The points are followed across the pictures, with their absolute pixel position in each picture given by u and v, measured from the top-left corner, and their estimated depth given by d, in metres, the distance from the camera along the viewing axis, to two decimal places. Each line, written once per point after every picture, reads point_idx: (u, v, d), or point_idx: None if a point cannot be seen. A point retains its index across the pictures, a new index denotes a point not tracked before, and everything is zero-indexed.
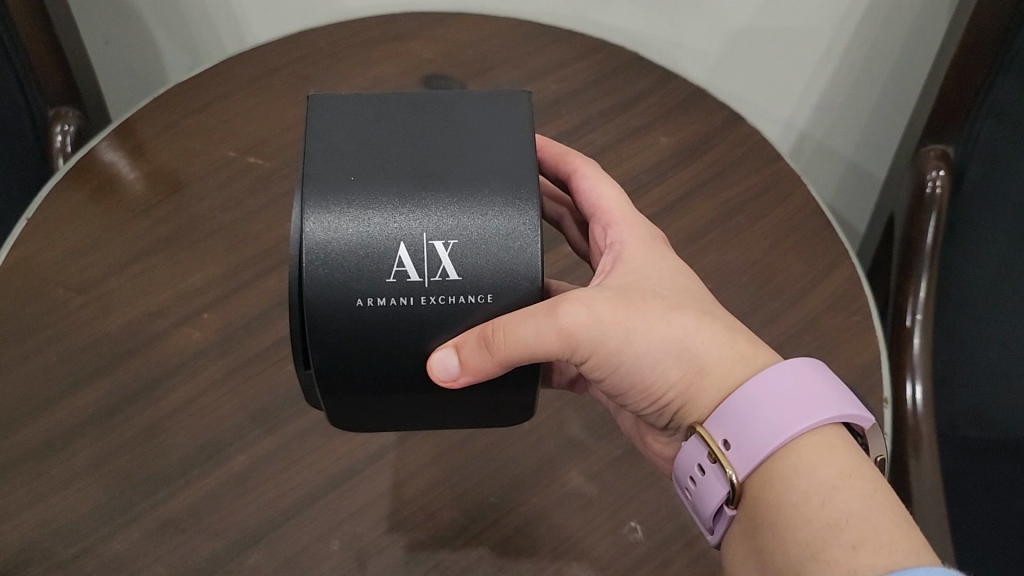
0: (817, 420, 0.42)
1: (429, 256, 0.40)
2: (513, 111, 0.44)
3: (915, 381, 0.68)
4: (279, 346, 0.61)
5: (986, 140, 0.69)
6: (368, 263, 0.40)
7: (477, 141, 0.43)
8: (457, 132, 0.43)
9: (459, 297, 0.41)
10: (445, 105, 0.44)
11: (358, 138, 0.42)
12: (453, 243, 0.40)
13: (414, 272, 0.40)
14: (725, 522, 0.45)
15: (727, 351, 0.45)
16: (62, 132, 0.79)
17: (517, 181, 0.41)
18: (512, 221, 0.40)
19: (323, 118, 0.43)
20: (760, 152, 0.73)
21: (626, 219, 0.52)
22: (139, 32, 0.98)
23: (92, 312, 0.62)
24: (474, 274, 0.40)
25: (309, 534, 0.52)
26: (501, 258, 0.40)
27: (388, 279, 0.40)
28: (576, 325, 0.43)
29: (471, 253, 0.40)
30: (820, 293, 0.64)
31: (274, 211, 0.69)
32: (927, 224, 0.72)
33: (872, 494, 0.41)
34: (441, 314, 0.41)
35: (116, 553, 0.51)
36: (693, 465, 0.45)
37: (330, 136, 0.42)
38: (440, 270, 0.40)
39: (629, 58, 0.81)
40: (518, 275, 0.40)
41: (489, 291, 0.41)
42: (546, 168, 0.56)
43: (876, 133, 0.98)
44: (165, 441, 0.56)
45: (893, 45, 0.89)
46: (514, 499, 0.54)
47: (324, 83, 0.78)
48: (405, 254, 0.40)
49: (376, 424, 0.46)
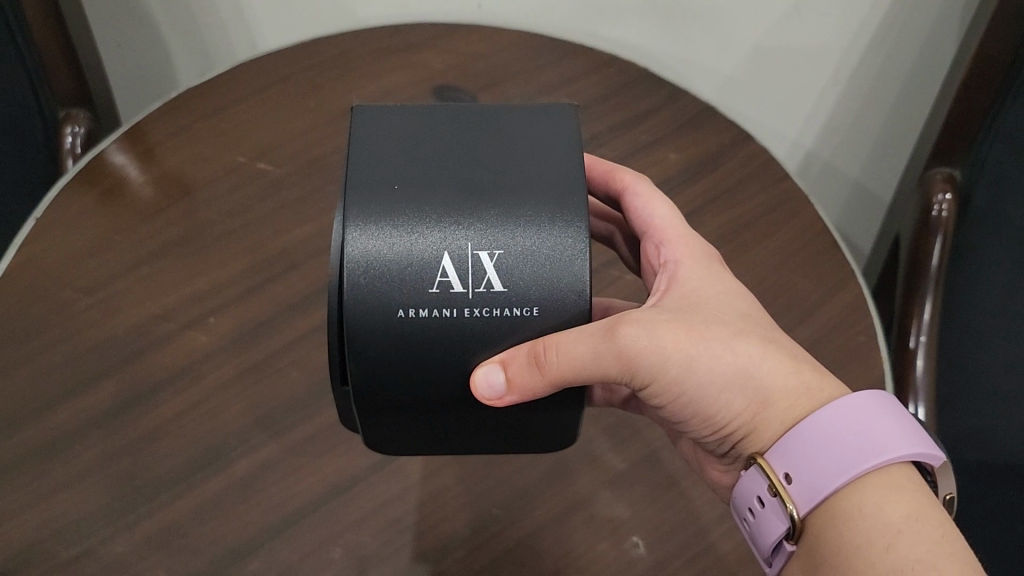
0: (884, 459, 0.42)
1: (473, 266, 0.40)
2: (559, 123, 0.44)
3: (919, 401, 0.69)
4: (285, 351, 0.61)
5: (993, 165, 0.70)
6: (411, 272, 0.40)
7: (522, 150, 0.43)
8: (502, 144, 0.43)
9: (504, 310, 0.40)
10: (489, 117, 0.45)
11: (403, 148, 0.42)
12: (498, 253, 0.40)
13: (458, 282, 0.40)
14: (783, 557, 0.46)
15: (795, 379, 0.46)
16: (73, 134, 0.80)
17: (564, 191, 0.41)
18: (562, 233, 0.40)
19: (367, 127, 0.43)
20: (768, 171, 0.74)
21: (679, 238, 0.53)
22: (151, 36, 0.98)
23: (99, 314, 0.62)
24: (520, 284, 0.40)
25: (312, 541, 0.52)
26: (549, 268, 0.40)
27: (431, 289, 0.40)
28: (635, 348, 0.44)
29: (517, 266, 0.40)
30: (826, 312, 0.64)
31: (282, 217, 0.69)
32: (933, 245, 0.74)
33: (939, 540, 0.41)
34: (486, 329, 0.40)
35: (117, 556, 0.51)
36: (752, 496, 0.47)
37: (374, 144, 0.42)
38: (485, 281, 0.40)
39: (640, 74, 0.81)
40: (564, 286, 0.40)
41: (537, 304, 0.40)
42: (599, 186, 0.58)
43: (885, 158, 0.99)
44: (169, 444, 0.55)
45: (902, 70, 0.90)
46: (518, 510, 0.54)
47: (335, 91, 0.78)
48: (449, 264, 0.40)
49: (412, 445, 0.46)
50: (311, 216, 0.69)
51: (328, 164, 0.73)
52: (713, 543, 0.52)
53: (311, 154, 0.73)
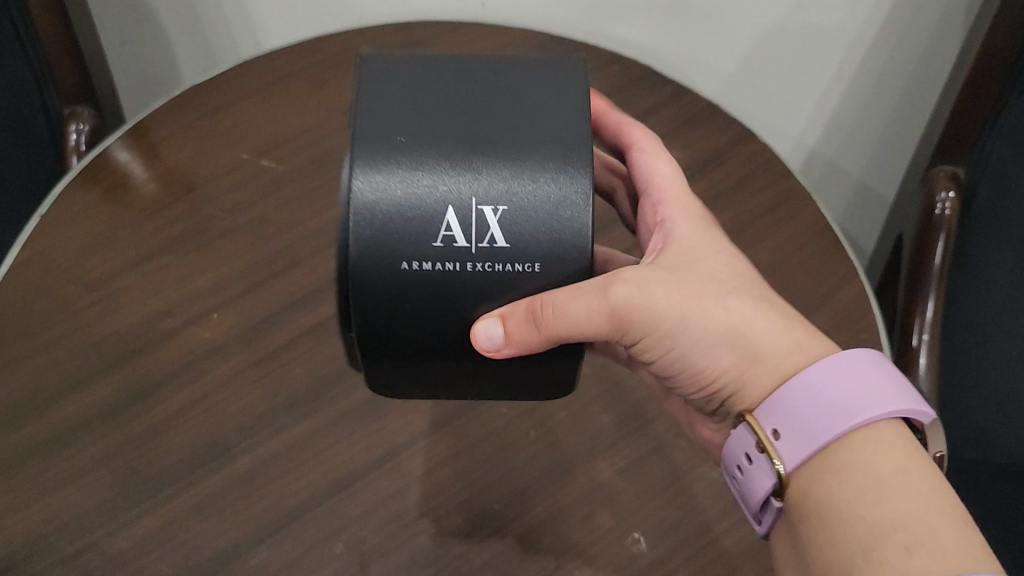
0: (872, 413, 0.42)
1: (476, 220, 0.40)
2: (566, 79, 0.44)
3: (921, 400, 0.68)
4: (289, 347, 0.61)
5: (996, 162, 0.70)
6: (415, 225, 0.40)
7: (528, 107, 0.43)
8: (508, 99, 0.43)
9: (505, 264, 0.41)
10: (496, 69, 0.44)
11: (410, 99, 0.42)
12: (501, 209, 0.40)
13: (462, 236, 0.40)
14: (771, 515, 0.46)
15: (787, 338, 0.46)
16: (77, 131, 0.80)
17: (567, 149, 0.41)
18: (563, 193, 0.40)
19: (376, 78, 0.43)
20: (770, 168, 0.74)
21: (677, 196, 0.53)
22: (156, 34, 0.99)
23: (103, 309, 0.62)
24: (521, 241, 0.40)
25: (314, 536, 0.52)
26: (550, 227, 0.40)
27: (435, 242, 0.40)
28: (628, 305, 0.45)
29: (519, 222, 0.40)
30: (829, 309, 0.64)
31: (287, 213, 0.69)
32: (937, 243, 0.72)
33: (929, 492, 0.41)
34: (487, 281, 0.41)
35: (119, 551, 0.51)
36: (741, 454, 0.47)
37: (382, 96, 0.42)
38: (488, 236, 0.40)
39: (643, 71, 0.82)
40: (564, 243, 0.40)
41: (537, 260, 0.41)
42: (609, 135, 0.58)
43: (889, 155, 0.99)
44: (171, 439, 0.56)
45: (907, 66, 0.90)
46: (520, 505, 0.54)
47: (339, 88, 0.79)
48: (453, 217, 0.40)
49: (411, 390, 0.47)
50: (315, 212, 0.69)
51: (332, 160, 0.73)
52: (715, 539, 0.52)
53: (316, 150, 0.74)
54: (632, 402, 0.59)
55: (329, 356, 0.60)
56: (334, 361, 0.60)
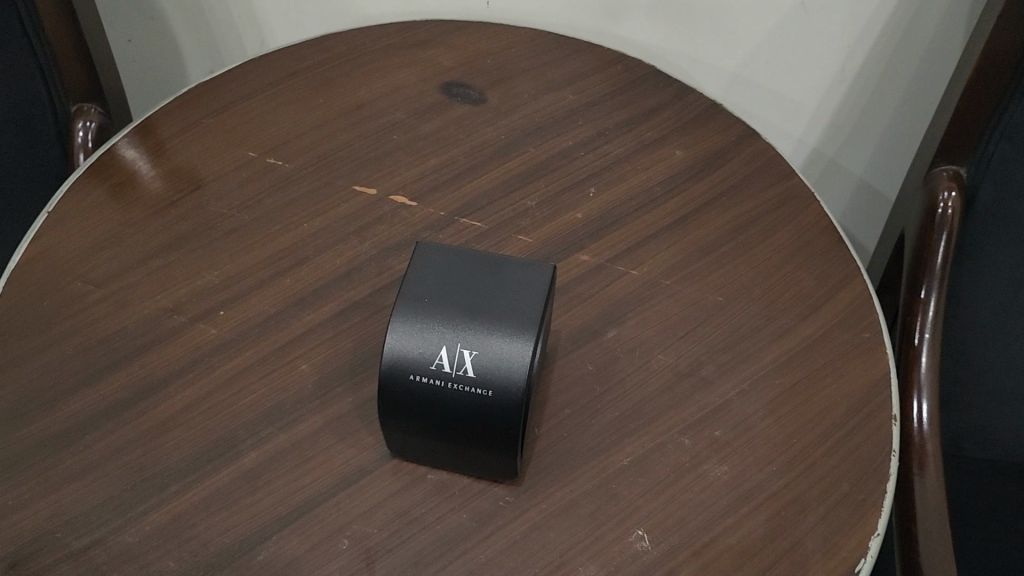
0: None
1: (458, 357, 0.50)
2: (540, 282, 0.53)
3: (922, 399, 0.68)
4: (295, 344, 0.61)
5: (999, 163, 0.71)
6: (419, 353, 0.51)
7: (510, 285, 0.53)
8: (499, 277, 0.53)
9: (472, 390, 0.50)
10: (496, 264, 0.54)
11: (440, 262, 0.54)
12: (477, 352, 0.50)
13: (449, 366, 0.50)
14: None
15: None
16: (85, 128, 0.79)
17: (527, 324, 0.51)
18: (519, 348, 0.50)
19: (424, 249, 0.55)
20: (773, 168, 0.74)
21: None
22: (163, 33, 0.99)
23: (111, 306, 0.62)
24: (486, 374, 0.50)
25: (319, 532, 0.52)
26: (505, 369, 0.50)
27: (431, 365, 0.50)
28: None
29: (488, 360, 0.50)
30: (831, 308, 0.64)
31: (293, 211, 0.69)
32: (938, 243, 0.73)
33: None
34: (461, 400, 0.51)
35: (126, 546, 0.51)
36: None
37: (424, 258, 0.54)
38: (464, 366, 0.50)
39: (646, 72, 0.82)
40: (517, 379, 0.50)
41: (491, 388, 0.50)
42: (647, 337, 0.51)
43: (892, 154, 0.99)
44: (179, 436, 0.56)
45: (910, 63, 0.90)
46: (524, 501, 0.54)
47: (344, 87, 0.79)
48: (445, 350, 0.50)
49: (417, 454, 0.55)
50: (320, 210, 0.70)
51: (338, 159, 0.73)
52: (718, 536, 0.52)
53: (321, 149, 0.74)
54: (635, 398, 0.58)
55: (334, 353, 0.61)
56: (339, 358, 0.60)
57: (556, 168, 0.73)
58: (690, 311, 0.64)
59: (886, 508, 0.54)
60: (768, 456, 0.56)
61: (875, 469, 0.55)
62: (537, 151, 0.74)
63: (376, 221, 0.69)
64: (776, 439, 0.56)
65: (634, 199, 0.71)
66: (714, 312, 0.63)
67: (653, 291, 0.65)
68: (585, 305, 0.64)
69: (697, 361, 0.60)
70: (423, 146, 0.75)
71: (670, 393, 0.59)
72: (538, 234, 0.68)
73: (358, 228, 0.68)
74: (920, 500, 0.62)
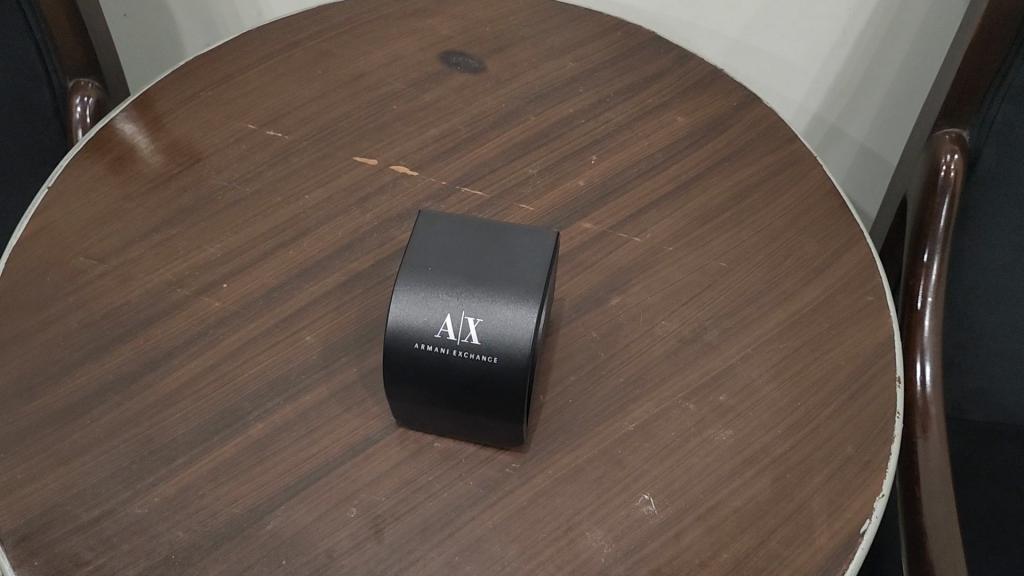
0: None
1: (462, 325, 0.50)
2: (542, 249, 0.53)
3: (924, 361, 0.68)
4: (298, 316, 0.61)
5: (1002, 123, 0.71)
6: (424, 321, 0.51)
7: (512, 252, 0.53)
8: (500, 244, 0.53)
9: (477, 357, 0.50)
10: (499, 232, 0.54)
11: (443, 231, 0.54)
12: (481, 319, 0.50)
13: (454, 334, 0.50)
14: None
15: None
16: (81, 104, 0.78)
17: (530, 290, 0.51)
18: (522, 314, 0.51)
19: (427, 218, 0.55)
20: (775, 133, 0.74)
21: None
22: (159, 6, 0.99)
23: (115, 280, 0.62)
24: (490, 341, 0.50)
25: (328, 501, 0.52)
26: (510, 335, 0.50)
27: (436, 333, 0.50)
28: None
29: (492, 326, 0.50)
30: (833, 273, 0.64)
31: (294, 182, 0.69)
32: (940, 206, 0.72)
33: None
34: (466, 366, 0.51)
35: (136, 518, 0.51)
36: None
37: (428, 227, 0.54)
38: (468, 334, 0.50)
39: (646, 39, 0.82)
40: (521, 345, 0.50)
41: (496, 355, 0.50)
42: None
43: (892, 117, 0.99)
44: (185, 407, 0.56)
45: (911, 27, 0.90)
46: (531, 467, 0.54)
47: (344, 58, 0.79)
48: (449, 319, 0.51)
49: (421, 422, 0.55)
50: (322, 181, 0.69)
51: (338, 130, 0.73)
52: (724, 500, 0.52)
53: (321, 120, 0.74)
54: (640, 363, 0.59)
55: (339, 324, 0.61)
56: (344, 328, 0.60)
57: (557, 136, 0.73)
58: (694, 277, 0.63)
59: (891, 471, 0.54)
60: (772, 419, 0.56)
61: (879, 431, 0.56)
62: (538, 118, 0.74)
63: (378, 191, 0.69)
64: (780, 402, 0.57)
65: (636, 166, 0.71)
66: (717, 277, 0.64)
67: (656, 258, 0.65)
68: (588, 272, 0.64)
69: (701, 326, 0.61)
70: (423, 115, 0.74)
71: (674, 358, 0.59)
72: (540, 203, 0.68)
73: (360, 199, 0.68)
74: (923, 461, 0.63)
